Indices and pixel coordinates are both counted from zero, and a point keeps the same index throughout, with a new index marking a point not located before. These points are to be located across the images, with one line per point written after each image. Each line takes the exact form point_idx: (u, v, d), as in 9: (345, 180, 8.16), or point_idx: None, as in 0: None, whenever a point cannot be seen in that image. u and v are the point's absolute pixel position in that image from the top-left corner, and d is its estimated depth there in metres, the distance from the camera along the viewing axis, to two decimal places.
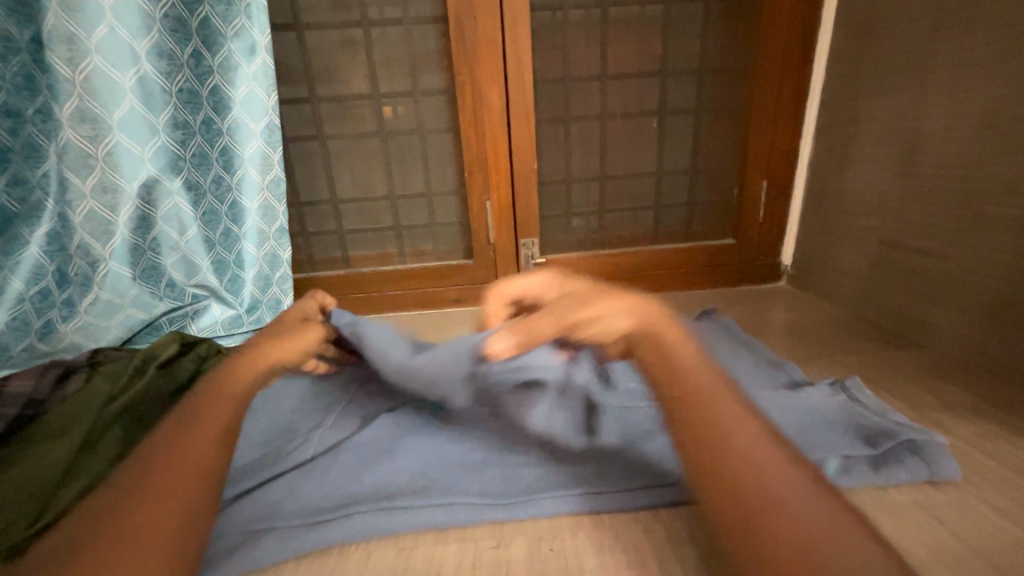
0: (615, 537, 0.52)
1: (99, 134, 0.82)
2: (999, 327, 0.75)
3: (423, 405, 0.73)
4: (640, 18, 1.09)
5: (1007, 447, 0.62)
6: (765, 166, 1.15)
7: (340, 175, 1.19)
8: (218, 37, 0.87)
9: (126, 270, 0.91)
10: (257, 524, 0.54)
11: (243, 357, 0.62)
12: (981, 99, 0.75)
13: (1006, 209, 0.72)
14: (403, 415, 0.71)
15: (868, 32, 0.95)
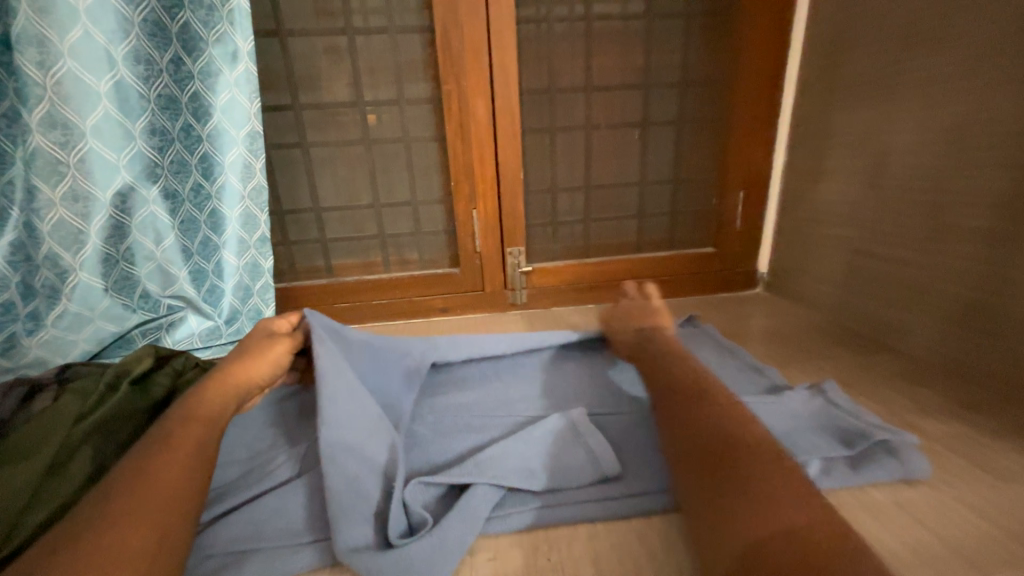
0: (610, 546, 0.52)
1: (71, 140, 0.79)
2: (967, 331, 0.79)
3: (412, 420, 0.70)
4: (623, 32, 1.12)
5: (973, 445, 0.66)
6: (742, 176, 1.19)
7: (324, 183, 1.17)
8: (199, 42, 0.85)
9: (97, 281, 0.87)
10: (242, 545, 0.53)
11: (209, 385, 0.64)
12: (946, 116, 0.80)
13: (972, 219, 0.77)
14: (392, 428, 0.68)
15: (837, 51, 1.00)
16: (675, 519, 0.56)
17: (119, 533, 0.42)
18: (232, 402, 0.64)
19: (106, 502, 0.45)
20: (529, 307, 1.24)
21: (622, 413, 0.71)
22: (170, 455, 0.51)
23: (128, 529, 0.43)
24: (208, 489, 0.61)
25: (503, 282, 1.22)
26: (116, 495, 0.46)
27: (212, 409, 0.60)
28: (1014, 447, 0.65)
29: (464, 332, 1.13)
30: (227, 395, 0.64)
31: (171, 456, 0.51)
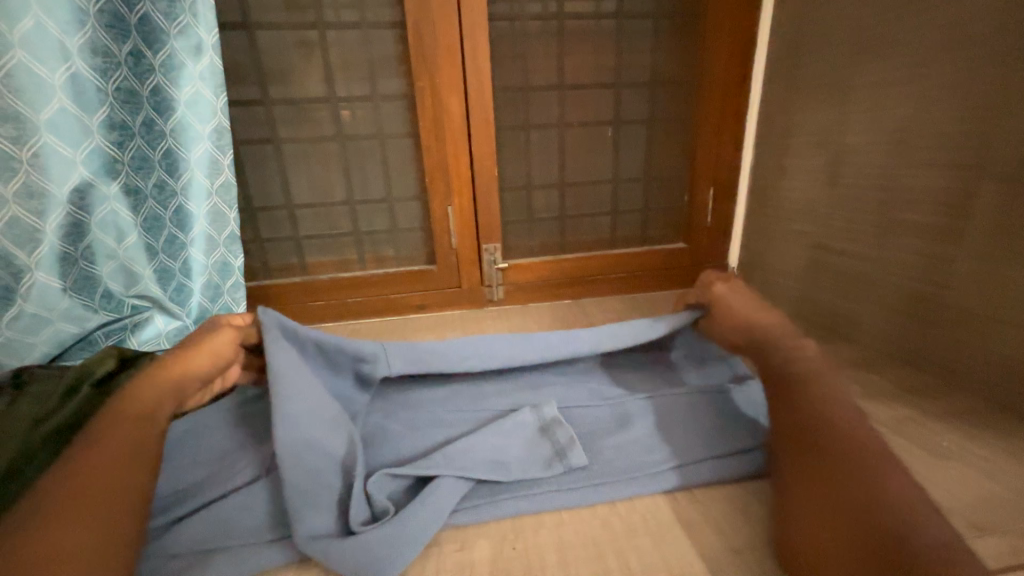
0: (576, 533, 0.54)
1: (23, 135, 0.76)
2: (913, 322, 0.84)
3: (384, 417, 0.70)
4: (596, 31, 1.13)
5: (916, 429, 0.70)
6: (712, 173, 1.22)
7: (296, 180, 1.16)
8: (160, 34, 0.83)
9: (55, 280, 0.84)
10: (205, 543, 0.53)
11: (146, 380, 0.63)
12: (893, 118, 0.84)
13: (916, 216, 0.81)
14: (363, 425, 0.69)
15: (798, 53, 1.04)
16: (639, 506, 0.58)
17: (56, 541, 0.45)
18: (171, 396, 0.64)
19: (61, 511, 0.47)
20: (506, 303, 1.25)
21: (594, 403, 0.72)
22: (111, 460, 0.53)
23: (68, 539, 0.45)
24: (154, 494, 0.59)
25: (480, 278, 1.23)
26: (59, 505, 0.48)
27: (146, 405, 0.61)
28: (953, 429, 0.69)
29: (441, 328, 1.14)
30: (165, 387, 0.64)
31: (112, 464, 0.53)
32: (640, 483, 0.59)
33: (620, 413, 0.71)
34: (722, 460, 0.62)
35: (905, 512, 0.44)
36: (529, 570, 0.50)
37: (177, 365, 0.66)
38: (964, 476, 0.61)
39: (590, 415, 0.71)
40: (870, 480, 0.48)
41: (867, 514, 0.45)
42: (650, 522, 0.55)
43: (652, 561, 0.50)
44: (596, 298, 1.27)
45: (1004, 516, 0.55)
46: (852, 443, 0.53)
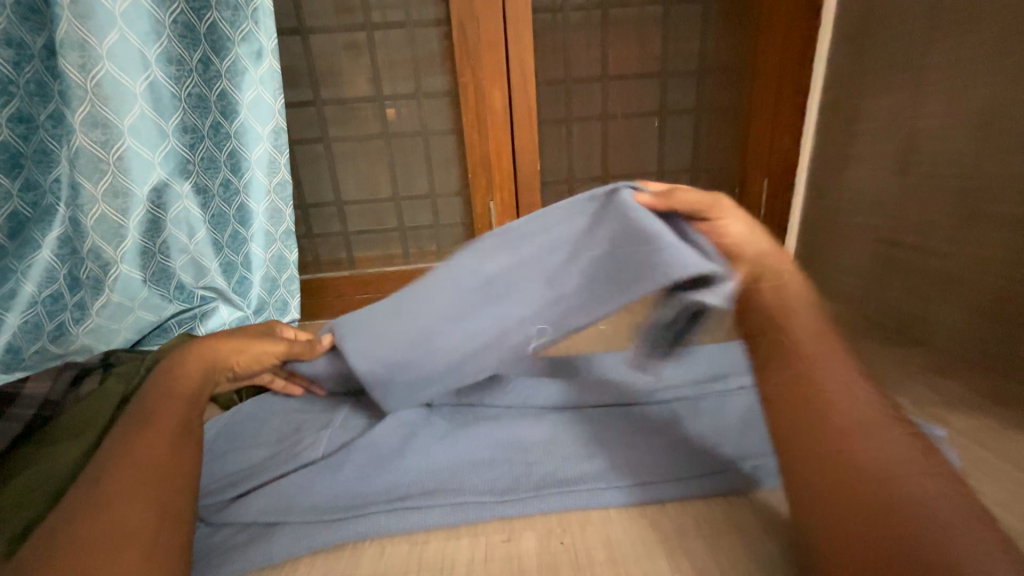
0: (624, 532, 0.53)
1: (110, 139, 0.83)
2: (999, 323, 0.76)
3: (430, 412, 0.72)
4: (641, 19, 1.10)
5: (1005, 441, 0.63)
6: (766, 164, 1.16)
7: (345, 177, 1.20)
8: (226, 42, 0.89)
9: (136, 272, 0.93)
10: (269, 518, 0.56)
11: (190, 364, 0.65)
12: (979, 98, 0.76)
13: (1003, 207, 0.73)
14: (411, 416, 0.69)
15: (866, 32, 0.96)
16: (689, 507, 0.56)
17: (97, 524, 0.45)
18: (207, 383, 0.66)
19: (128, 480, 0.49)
20: None
21: (642, 400, 0.71)
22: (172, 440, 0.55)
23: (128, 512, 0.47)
24: (200, 482, 0.62)
25: None
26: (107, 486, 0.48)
27: (191, 389, 0.64)
28: None
29: None
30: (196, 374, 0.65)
31: (170, 443, 0.55)
32: (689, 485, 0.57)
33: (668, 413, 0.69)
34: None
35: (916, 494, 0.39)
36: (577, 566, 0.49)
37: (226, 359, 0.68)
38: None
39: (636, 412, 0.70)
40: (884, 455, 0.42)
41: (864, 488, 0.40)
42: (701, 526, 0.53)
43: (705, 567, 0.48)
44: None
45: None
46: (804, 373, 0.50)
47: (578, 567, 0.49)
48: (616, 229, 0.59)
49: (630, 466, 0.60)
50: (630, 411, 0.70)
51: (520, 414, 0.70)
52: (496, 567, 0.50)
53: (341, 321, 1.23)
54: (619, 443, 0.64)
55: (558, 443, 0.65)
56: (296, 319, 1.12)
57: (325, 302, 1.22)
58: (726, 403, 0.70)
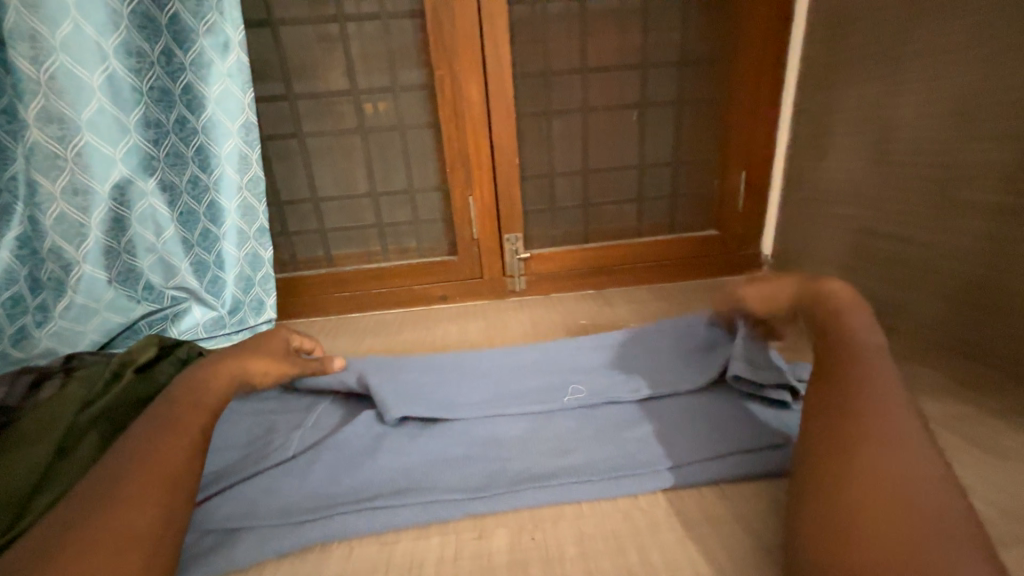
0: (595, 526, 0.52)
1: (67, 134, 0.80)
2: (973, 311, 0.77)
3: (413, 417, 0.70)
4: (619, 10, 1.09)
5: (975, 427, 0.64)
6: (744, 157, 1.17)
7: (321, 174, 1.18)
8: (189, 33, 0.85)
9: (101, 273, 0.90)
10: (234, 523, 0.54)
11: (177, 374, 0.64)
12: (949, 88, 0.77)
13: (975, 195, 0.74)
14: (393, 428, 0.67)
15: (840, 23, 0.97)
16: (662, 499, 0.55)
17: (51, 533, 0.43)
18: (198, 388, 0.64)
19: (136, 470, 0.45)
20: (529, 294, 1.23)
21: (618, 396, 0.71)
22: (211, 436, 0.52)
23: (116, 518, 0.44)
24: None
25: (501, 268, 1.22)
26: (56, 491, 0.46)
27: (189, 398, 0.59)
28: (1014, 428, 0.62)
29: (464, 319, 1.14)
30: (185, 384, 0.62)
31: (168, 445, 0.53)
32: (661, 477, 0.57)
33: (642, 406, 0.69)
34: (750, 455, 0.59)
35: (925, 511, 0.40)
36: (548, 561, 0.48)
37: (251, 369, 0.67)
38: None
39: (610, 408, 0.69)
40: (905, 498, 0.41)
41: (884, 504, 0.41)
42: (673, 517, 0.53)
43: (676, 558, 0.48)
44: (621, 288, 1.24)
45: None
46: (856, 397, 0.51)
47: (548, 562, 0.48)
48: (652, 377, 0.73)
49: (604, 460, 0.60)
50: (608, 406, 0.70)
51: (496, 409, 0.70)
52: (466, 565, 0.49)
53: (319, 320, 1.20)
54: (593, 437, 0.64)
55: (532, 439, 0.64)
56: (273, 320, 1.07)
57: (303, 300, 1.20)
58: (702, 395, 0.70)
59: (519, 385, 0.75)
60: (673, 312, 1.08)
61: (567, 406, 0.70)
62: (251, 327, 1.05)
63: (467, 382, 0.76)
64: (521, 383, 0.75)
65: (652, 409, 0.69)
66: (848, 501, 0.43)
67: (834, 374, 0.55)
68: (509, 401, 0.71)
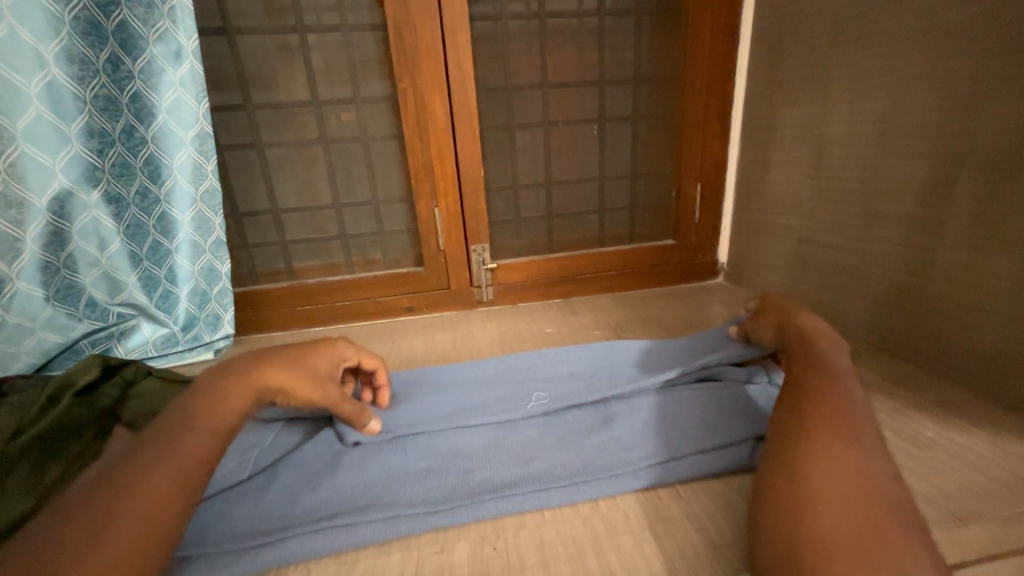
0: (556, 533, 0.53)
1: (0, 144, 0.76)
2: (899, 312, 0.83)
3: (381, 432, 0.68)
4: (577, 29, 1.13)
5: (903, 420, 0.69)
6: (698, 170, 1.23)
7: (282, 185, 1.15)
8: (138, 40, 0.82)
9: (38, 290, 0.84)
10: (182, 551, 0.52)
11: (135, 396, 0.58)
12: (872, 110, 0.84)
13: (898, 207, 0.81)
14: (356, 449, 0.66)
15: (779, 47, 1.04)
16: (620, 503, 0.57)
17: None
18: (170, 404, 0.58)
19: (78, 493, 0.43)
20: (496, 304, 1.24)
21: (581, 402, 0.72)
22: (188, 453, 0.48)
23: None
24: None
25: (468, 279, 1.22)
26: None
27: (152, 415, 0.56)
28: (936, 420, 0.68)
29: (431, 330, 1.14)
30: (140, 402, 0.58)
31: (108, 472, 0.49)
32: (621, 481, 0.59)
33: (605, 412, 0.71)
34: (702, 456, 0.61)
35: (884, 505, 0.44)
36: (508, 571, 0.49)
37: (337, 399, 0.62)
38: (951, 466, 0.59)
39: (571, 417, 0.71)
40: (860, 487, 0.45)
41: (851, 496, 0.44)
42: (631, 521, 0.54)
43: (631, 560, 0.49)
44: (586, 297, 1.27)
45: (991, 507, 0.53)
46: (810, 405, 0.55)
47: (509, 571, 0.49)
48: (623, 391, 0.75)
49: (566, 467, 0.61)
50: (571, 412, 0.72)
51: (460, 420, 0.70)
52: None
53: (280, 334, 1.17)
54: (556, 444, 0.65)
55: (497, 449, 0.65)
56: (231, 335, 1.03)
57: (263, 314, 1.17)
58: (656, 399, 0.73)
59: (483, 396, 0.76)
60: (635, 319, 1.12)
61: (531, 414, 0.71)
62: (207, 343, 1.01)
63: (430, 397, 0.76)
64: (486, 395, 0.76)
65: (613, 412, 0.71)
66: (819, 490, 0.45)
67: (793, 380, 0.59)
68: (473, 414, 0.71)
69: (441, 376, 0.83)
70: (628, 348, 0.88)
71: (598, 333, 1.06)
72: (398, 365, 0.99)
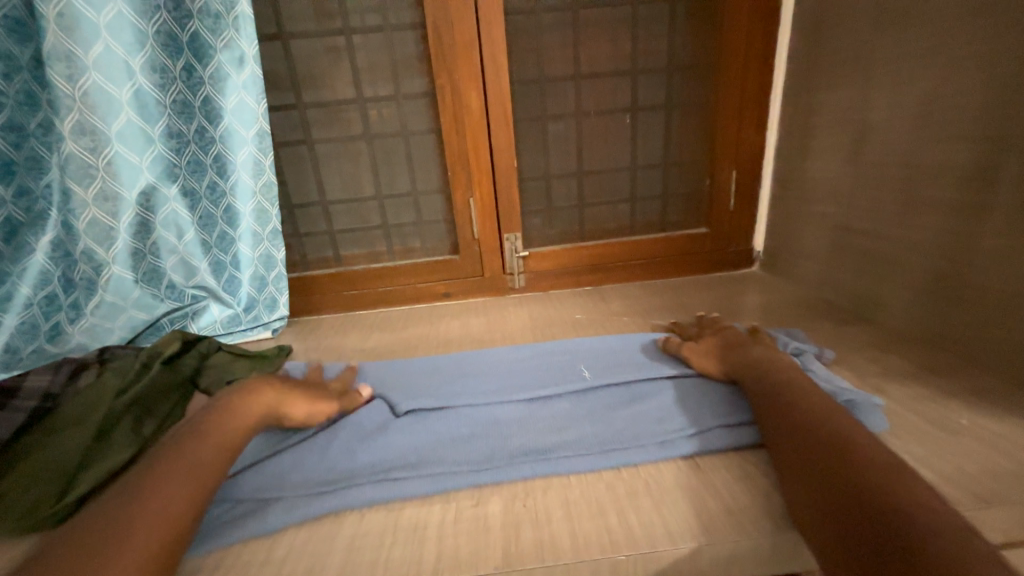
0: (580, 493, 0.58)
1: (99, 146, 0.88)
2: (942, 302, 0.81)
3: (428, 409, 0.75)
4: (610, 19, 1.14)
5: (933, 406, 0.68)
6: (733, 157, 1.22)
7: (330, 178, 1.24)
8: (208, 50, 0.91)
9: (128, 273, 0.97)
10: (265, 494, 0.61)
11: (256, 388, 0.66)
12: (915, 93, 0.81)
13: (938, 193, 0.79)
14: (405, 418, 0.73)
15: (821, 29, 1.01)
16: (640, 471, 0.61)
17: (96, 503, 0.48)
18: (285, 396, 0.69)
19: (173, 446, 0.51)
20: (528, 291, 1.29)
21: (613, 382, 0.77)
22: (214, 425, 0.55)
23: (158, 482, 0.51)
24: None
25: (501, 266, 1.28)
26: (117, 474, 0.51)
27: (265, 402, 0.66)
28: (969, 408, 0.67)
29: (466, 315, 1.20)
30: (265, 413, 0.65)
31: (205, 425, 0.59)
32: (647, 453, 0.63)
33: (635, 391, 0.75)
34: (726, 431, 0.65)
35: (909, 507, 0.42)
36: (537, 522, 0.55)
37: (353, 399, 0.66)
38: (977, 451, 0.59)
39: (604, 392, 0.76)
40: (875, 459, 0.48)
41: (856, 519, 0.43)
42: (650, 487, 0.58)
43: (648, 517, 0.54)
44: (615, 285, 1.30)
45: (1015, 490, 0.53)
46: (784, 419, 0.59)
47: (537, 523, 0.54)
48: (654, 374, 0.78)
49: (597, 436, 0.66)
50: (604, 390, 0.76)
51: (499, 395, 0.77)
52: (464, 527, 0.55)
53: (329, 317, 1.27)
54: (586, 418, 0.70)
55: (532, 420, 0.71)
56: (285, 317, 1.13)
57: (314, 299, 1.26)
58: (691, 381, 0.76)
59: (523, 376, 0.82)
60: (664, 307, 1.14)
61: (566, 391, 0.76)
62: (265, 323, 1.12)
63: (472, 378, 0.83)
64: (523, 375, 0.83)
65: (643, 391, 0.75)
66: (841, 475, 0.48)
67: (766, 401, 0.63)
68: (512, 391, 0.78)
69: (482, 359, 0.90)
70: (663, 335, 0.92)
71: (627, 319, 1.09)
72: (436, 347, 1.06)
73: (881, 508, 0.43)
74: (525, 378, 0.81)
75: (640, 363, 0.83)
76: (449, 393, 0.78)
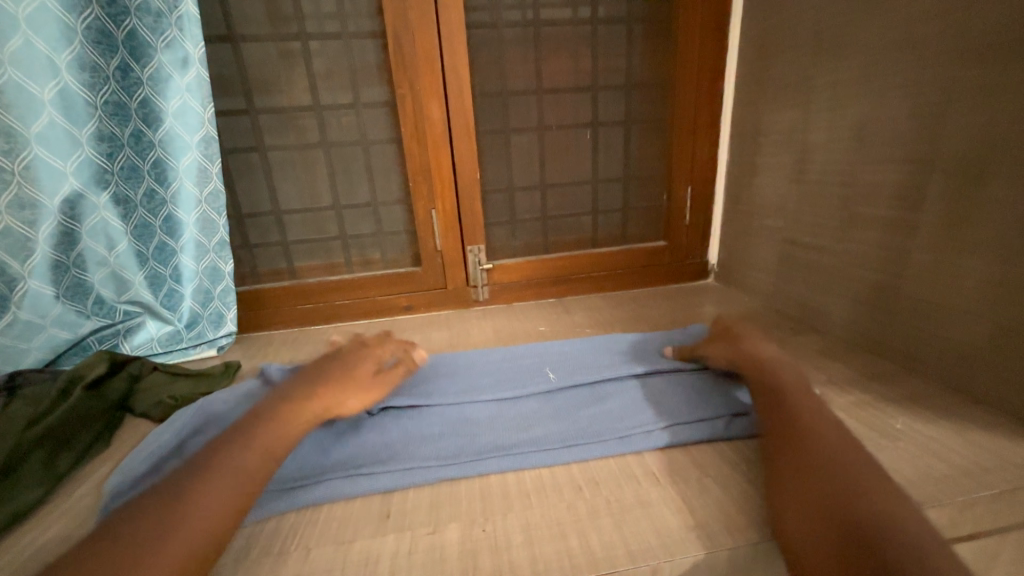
0: (541, 515, 0.56)
1: (14, 148, 0.80)
2: (879, 312, 0.86)
3: (399, 410, 0.76)
4: (571, 36, 1.16)
5: (874, 412, 0.72)
6: (689, 173, 1.26)
7: (284, 187, 1.19)
8: (147, 48, 0.85)
9: (48, 288, 0.88)
10: None
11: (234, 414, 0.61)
12: (851, 117, 0.87)
13: (873, 210, 0.85)
14: (377, 418, 0.74)
15: (765, 55, 1.08)
16: (603, 488, 0.60)
17: None
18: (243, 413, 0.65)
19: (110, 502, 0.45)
20: (492, 303, 1.28)
21: (578, 381, 0.81)
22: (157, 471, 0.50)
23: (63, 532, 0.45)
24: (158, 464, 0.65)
25: (464, 279, 1.26)
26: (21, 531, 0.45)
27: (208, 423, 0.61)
28: (905, 413, 0.71)
29: (428, 328, 1.17)
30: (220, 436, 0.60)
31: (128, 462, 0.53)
32: (606, 446, 0.67)
33: (598, 390, 0.79)
34: (679, 427, 0.69)
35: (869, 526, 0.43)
36: (496, 550, 0.52)
37: (318, 415, 0.62)
38: (915, 454, 0.62)
39: (568, 392, 0.79)
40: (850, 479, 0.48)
41: (823, 525, 0.46)
42: (611, 504, 0.57)
43: (611, 539, 0.53)
44: (578, 297, 1.31)
45: (947, 491, 0.56)
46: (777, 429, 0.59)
47: (496, 550, 0.52)
48: (617, 374, 0.82)
49: (559, 433, 0.69)
50: (568, 389, 0.80)
51: (466, 399, 0.78)
52: (419, 558, 0.52)
53: (281, 332, 1.20)
54: (551, 415, 0.74)
55: (500, 418, 0.74)
56: (233, 333, 1.06)
57: (266, 313, 1.20)
58: (650, 382, 0.80)
59: (491, 377, 0.85)
60: (626, 319, 1.15)
61: (532, 390, 0.79)
62: (210, 340, 1.05)
63: (441, 380, 0.85)
64: (492, 377, 0.85)
65: (605, 389, 0.79)
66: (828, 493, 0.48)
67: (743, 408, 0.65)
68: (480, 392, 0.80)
69: (451, 363, 0.92)
70: (626, 339, 0.96)
71: (590, 332, 1.09)
72: None
73: (838, 511, 0.45)
74: (493, 379, 0.84)
75: (604, 363, 0.87)
76: (420, 393, 0.80)
